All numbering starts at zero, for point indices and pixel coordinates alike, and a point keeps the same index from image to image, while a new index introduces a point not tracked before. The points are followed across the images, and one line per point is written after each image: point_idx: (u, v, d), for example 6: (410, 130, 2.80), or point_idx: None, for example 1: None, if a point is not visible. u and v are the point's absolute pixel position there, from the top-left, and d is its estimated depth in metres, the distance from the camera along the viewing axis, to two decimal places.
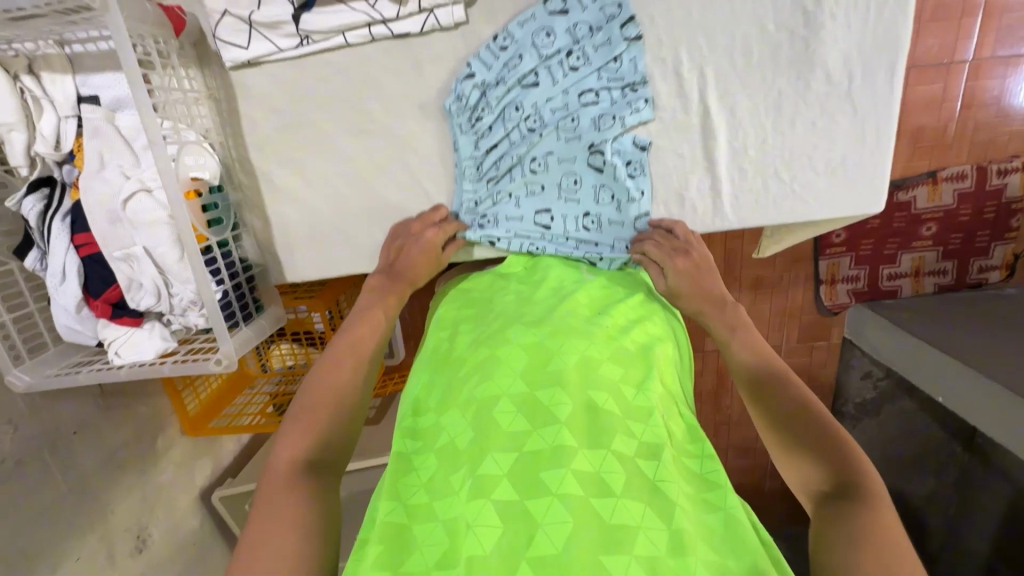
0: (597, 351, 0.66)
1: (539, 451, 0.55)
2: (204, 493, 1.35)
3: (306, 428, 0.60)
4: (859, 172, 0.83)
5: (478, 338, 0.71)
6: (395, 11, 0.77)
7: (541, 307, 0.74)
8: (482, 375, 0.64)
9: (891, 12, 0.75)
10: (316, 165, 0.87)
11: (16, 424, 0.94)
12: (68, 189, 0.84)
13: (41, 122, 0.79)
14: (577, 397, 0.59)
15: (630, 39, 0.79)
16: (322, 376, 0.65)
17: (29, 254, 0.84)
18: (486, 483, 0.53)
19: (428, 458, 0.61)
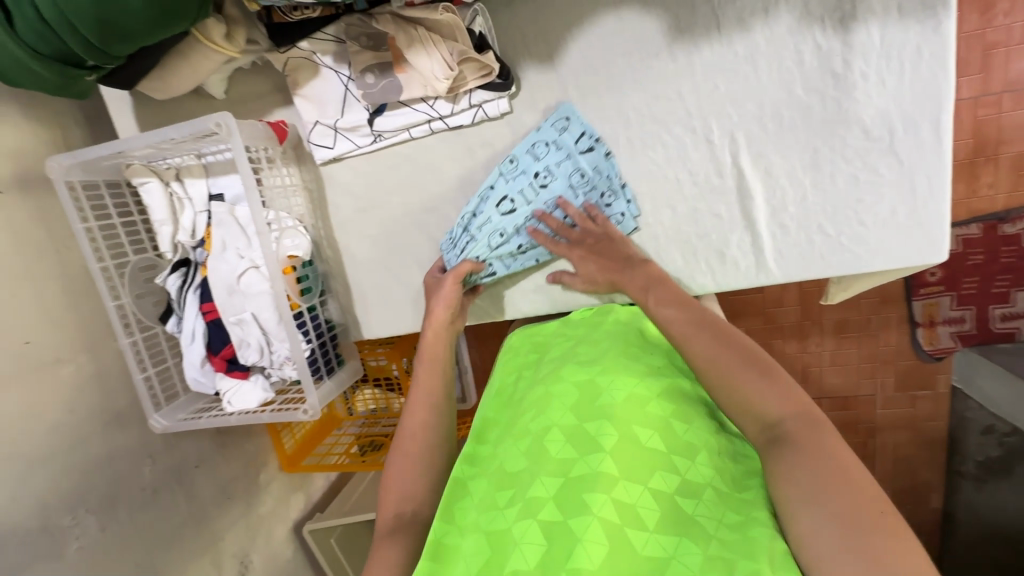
0: (644, 387, 0.70)
1: (580, 477, 0.61)
2: (295, 527, 1.53)
3: (395, 485, 0.71)
4: (913, 224, 0.81)
5: (537, 380, 0.80)
6: (450, 108, 0.90)
7: (594, 348, 0.81)
8: (536, 410, 0.73)
9: (928, 67, 0.75)
10: (389, 240, 1.01)
11: (156, 457, 1.14)
12: (199, 267, 1.03)
13: (182, 217, 1.01)
14: (622, 429, 0.64)
15: (585, 150, 0.88)
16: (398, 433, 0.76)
17: (169, 320, 1.05)
18: (534, 505, 0.60)
19: (483, 483, 0.69)
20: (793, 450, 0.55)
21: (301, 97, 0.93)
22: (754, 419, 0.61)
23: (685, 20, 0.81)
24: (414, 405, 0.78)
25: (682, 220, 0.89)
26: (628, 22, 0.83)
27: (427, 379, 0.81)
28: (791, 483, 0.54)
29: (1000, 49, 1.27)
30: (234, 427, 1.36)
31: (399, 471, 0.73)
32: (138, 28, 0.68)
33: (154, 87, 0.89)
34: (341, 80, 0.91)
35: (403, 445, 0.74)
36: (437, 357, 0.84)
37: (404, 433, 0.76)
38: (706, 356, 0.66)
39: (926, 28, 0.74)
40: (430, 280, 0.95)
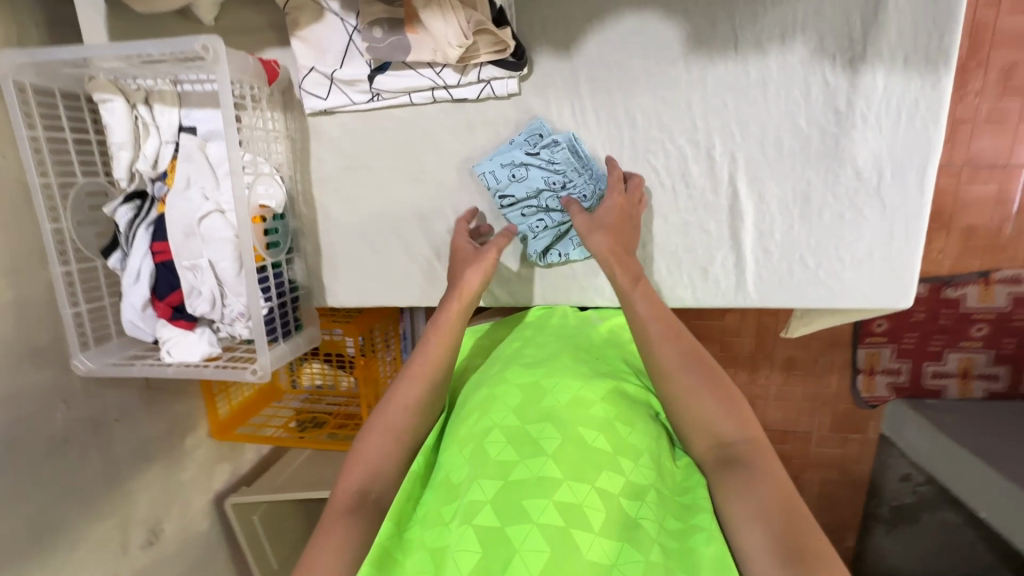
0: (588, 390, 0.72)
1: (520, 481, 0.60)
2: (217, 497, 1.44)
3: (367, 456, 0.67)
4: (887, 266, 0.85)
5: (481, 381, 0.81)
6: (456, 79, 0.86)
7: (542, 350, 0.83)
8: (478, 412, 0.72)
9: (923, 118, 0.79)
10: (369, 205, 0.96)
11: (69, 404, 1.03)
12: (156, 203, 0.95)
13: (146, 144, 0.92)
14: (565, 431, 0.65)
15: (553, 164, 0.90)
16: (386, 403, 0.71)
17: (111, 253, 0.94)
18: (472, 509, 0.58)
19: (424, 492, 0.68)
20: (744, 473, 0.60)
21: (299, 39, 0.87)
22: (707, 438, 0.65)
23: (703, 35, 0.81)
24: (413, 376, 0.74)
25: (672, 231, 0.89)
26: (648, 27, 0.82)
27: (437, 352, 0.76)
28: (743, 502, 0.58)
29: (968, 125, 1.35)
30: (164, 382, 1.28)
31: (375, 441, 0.68)
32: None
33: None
34: (347, 31, 0.86)
35: (389, 414, 0.70)
36: (455, 329, 0.79)
37: (396, 402, 0.71)
38: (677, 365, 0.69)
39: (925, 81, 0.77)
40: (460, 245, 0.88)
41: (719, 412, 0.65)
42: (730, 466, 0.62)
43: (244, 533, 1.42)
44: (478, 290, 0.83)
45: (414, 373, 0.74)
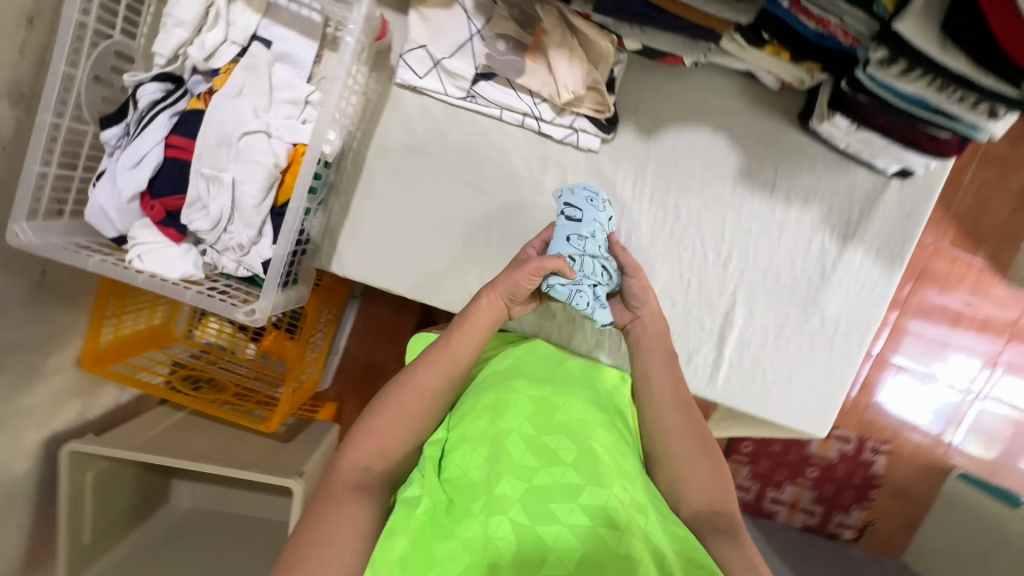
0: (592, 415, 0.80)
1: (546, 485, 0.68)
2: (51, 437, 1.23)
3: (375, 437, 0.75)
4: (823, 395, 1.03)
5: (484, 390, 0.84)
6: (551, 116, 0.93)
7: (546, 369, 0.88)
8: (493, 419, 0.77)
9: (878, 293, 1.01)
10: (417, 189, 0.95)
11: None
12: (189, 96, 0.86)
13: (209, 34, 0.84)
14: (580, 447, 0.73)
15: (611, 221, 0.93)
16: (402, 386, 0.79)
17: (112, 125, 0.81)
18: (503, 502, 0.66)
19: (440, 487, 0.72)
20: (726, 538, 0.71)
21: (419, 13, 0.88)
22: (695, 493, 0.75)
23: (751, 172, 0.98)
24: (434, 365, 0.80)
25: (674, 316, 1.01)
26: (714, 147, 0.97)
27: (457, 348, 0.82)
28: (725, 556, 0.69)
29: None
30: (55, 282, 1.14)
31: (387, 420, 0.76)
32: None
33: None
34: (470, 29, 0.89)
35: (403, 398, 0.77)
36: (481, 327, 0.83)
37: (411, 387, 0.78)
38: (677, 426, 0.81)
39: (886, 265, 1.00)
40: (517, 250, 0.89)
41: (711, 470, 0.77)
42: (715, 529, 0.72)
43: (70, 490, 1.22)
44: (510, 291, 0.83)
45: (431, 363, 0.80)
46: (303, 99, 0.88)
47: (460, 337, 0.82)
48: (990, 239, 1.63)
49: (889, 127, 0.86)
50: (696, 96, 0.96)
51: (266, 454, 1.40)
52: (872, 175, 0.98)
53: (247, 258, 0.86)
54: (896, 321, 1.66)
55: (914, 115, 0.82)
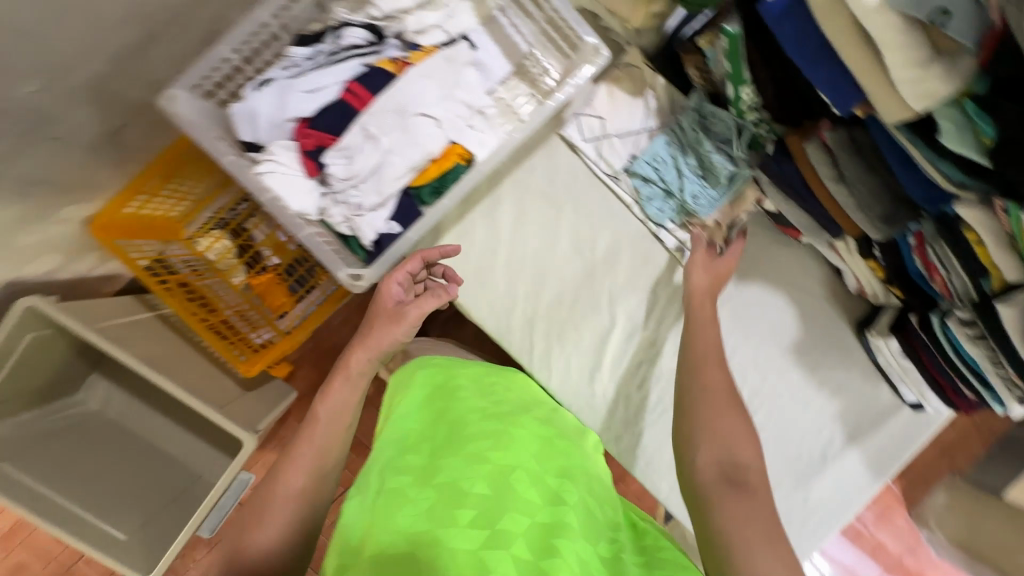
0: (582, 467, 0.68)
1: (550, 523, 0.55)
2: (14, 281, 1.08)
3: (255, 545, 0.60)
4: None
5: (482, 411, 0.72)
6: (670, 226, 1.00)
7: (540, 415, 0.77)
8: (494, 441, 0.65)
9: (857, 498, 1.10)
10: (530, 227, 0.99)
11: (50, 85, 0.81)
12: (382, 54, 0.85)
13: (431, 14, 0.87)
14: (577, 495, 0.61)
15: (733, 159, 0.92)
16: (274, 478, 0.64)
17: (305, 45, 0.84)
18: (503, 535, 0.53)
19: (425, 494, 0.59)
20: (745, 495, 0.58)
21: (609, 90, 0.97)
22: (715, 449, 0.62)
23: (803, 349, 1.08)
24: (300, 451, 0.66)
25: None
26: (782, 316, 1.07)
27: (326, 431, 0.68)
28: (748, 525, 0.55)
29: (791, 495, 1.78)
30: (121, 142, 1.04)
31: (269, 516, 0.62)
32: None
33: None
34: (645, 124, 0.98)
35: (270, 505, 0.63)
36: (347, 402, 0.71)
37: (284, 473, 0.64)
38: (720, 385, 0.67)
39: (872, 472, 1.10)
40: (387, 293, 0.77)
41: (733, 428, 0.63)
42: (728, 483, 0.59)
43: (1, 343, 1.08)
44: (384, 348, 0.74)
45: (296, 447, 0.66)
46: (478, 108, 0.89)
47: (327, 406, 0.70)
48: (908, 472, 1.58)
49: (929, 367, 0.99)
50: (791, 267, 1.07)
51: (228, 398, 1.30)
52: (892, 397, 1.10)
53: (358, 219, 0.84)
54: None
55: (953, 370, 0.95)
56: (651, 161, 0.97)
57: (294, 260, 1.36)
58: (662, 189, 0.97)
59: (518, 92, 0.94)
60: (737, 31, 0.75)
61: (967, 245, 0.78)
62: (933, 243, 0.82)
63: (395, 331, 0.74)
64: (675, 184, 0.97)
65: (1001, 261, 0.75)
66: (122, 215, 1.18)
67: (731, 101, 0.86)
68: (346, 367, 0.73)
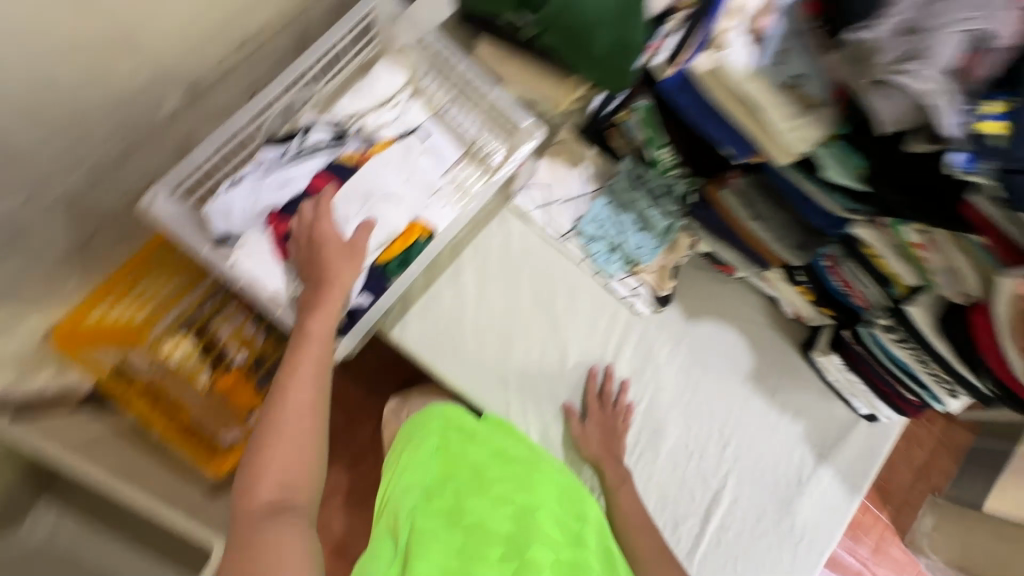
0: (588, 505, 0.87)
1: (571, 562, 0.75)
2: None
3: (276, 463, 0.71)
4: None
5: (498, 458, 0.91)
6: (620, 275, 1.09)
7: (545, 458, 0.95)
8: (520, 486, 0.85)
9: (838, 516, 1.14)
10: (492, 290, 1.06)
11: (31, 201, 0.86)
12: (344, 149, 0.95)
13: (387, 112, 1.00)
14: (590, 536, 0.81)
15: (666, 212, 1.04)
16: (277, 417, 0.73)
17: (273, 147, 0.93)
18: (533, 566, 0.73)
19: (460, 531, 0.78)
20: None
21: (547, 165, 1.09)
22: None
23: (759, 375, 1.16)
24: (304, 380, 0.76)
25: (671, 477, 1.09)
26: (735, 346, 1.16)
27: (320, 359, 0.78)
28: None
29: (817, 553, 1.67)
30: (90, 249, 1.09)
31: (277, 453, 0.71)
32: (639, 44, 0.84)
33: (496, 54, 1.00)
34: (585, 188, 1.09)
35: (287, 429, 0.72)
36: (325, 333, 0.80)
37: (285, 412, 0.73)
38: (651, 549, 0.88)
39: (845, 488, 1.15)
40: (328, 238, 0.84)
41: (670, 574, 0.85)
42: None
43: None
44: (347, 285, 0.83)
45: (291, 388, 0.75)
46: (433, 188, 0.98)
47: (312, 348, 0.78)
48: (895, 498, 1.61)
49: (871, 378, 1.07)
50: (736, 302, 1.17)
51: (196, 503, 1.21)
52: (848, 413, 1.18)
53: None
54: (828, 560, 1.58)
55: (892, 376, 1.05)
56: (594, 219, 1.07)
57: (261, 355, 1.30)
58: (610, 244, 1.07)
59: (467, 173, 1.02)
60: (647, 103, 0.91)
61: (869, 260, 0.91)
62: (845, 262, 0.95)
63: (345, 276, 0.83)
64: (619, 238, 1.07)
65: (901, 272, 0.87)
66: (85, 324, 1.16)
67: (653, 161, 1.00)
68: (321, 313, 0.80)
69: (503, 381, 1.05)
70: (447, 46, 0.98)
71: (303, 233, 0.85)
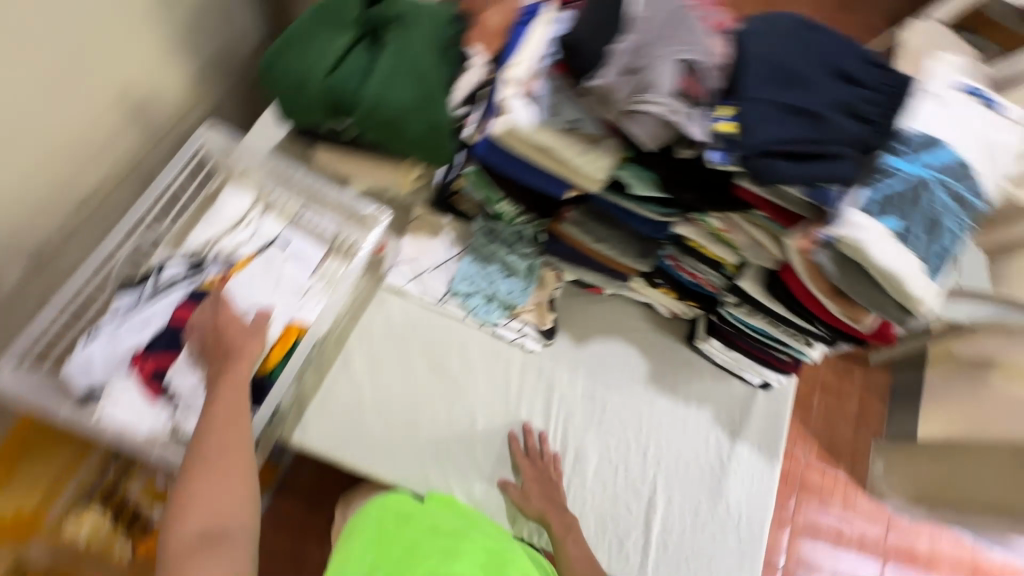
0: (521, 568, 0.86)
1: None
2: None
3: (201, 498, 0.70)
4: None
5: (431, 533, 0.89)
6: (503, 320, 1.16)
7: (480, 528, 0.93)
8: (445, 557, 0.82)
9: (766, 487, 1.20)
10: (386, 368, 1.09)
11: None
12: (203, 277, 0.97)
13: (240, 232, 1.04)
14: None
15: (524, 254, 1.13)
16: (203, 456, 0.73)
17: (128, 292, 0.94)
18: None
19: None
20: None
21: (411, 241, 1.17)
22: None
23: (657, 377, 1.24)
24: (222, 424, 0.76)
25: (604, 497, 1.13)
26: (628, 355, 1.24)
27: (240, 405, 0.78)
28: None
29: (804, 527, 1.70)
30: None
31: (206, 485, 0.71)
32: (446, 123, 0.95)
33: (333, 155, 1.09)
34: (450, 253, 1.17)
35: (214, 466, 0.72)
36: (241, 384, 0.80)
37: (213, 450, 0.74)
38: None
39: (764, 458, 1.22)
40: (228, 323, 0.86)
41: None
42: None
43: None
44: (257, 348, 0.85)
45: (215, 431, 0.75)
46: (304, 289, 1.01)
47: (226, 402, 0.78)
48: (846, 454, 1.77)
49: (749, 349, 1.18)
50: (618, 315, 1.26)
51: None
52: (745, 387, 1.27)
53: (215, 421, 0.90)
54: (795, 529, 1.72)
55: (761, 344, 1.16)
56: (464, 277, 1.14)
57: None
58: (485, 295, 1.15)
59: (334, 268, 1.05)
60: (474, 168, 1.01)
61: (699, 251, 1.03)
62: (683, 258, 1.06)
63: (249, 348, 0.84)
64: (490, 289, 1.14)
65: (723, 253, 0.99)
66: None
67: (498, 214, 1.08)
68: (230, 380, 0.80)
69: (417, 453, 1.06)
70: (285, 162, 1.05)
71: (205, 322, 0.88)
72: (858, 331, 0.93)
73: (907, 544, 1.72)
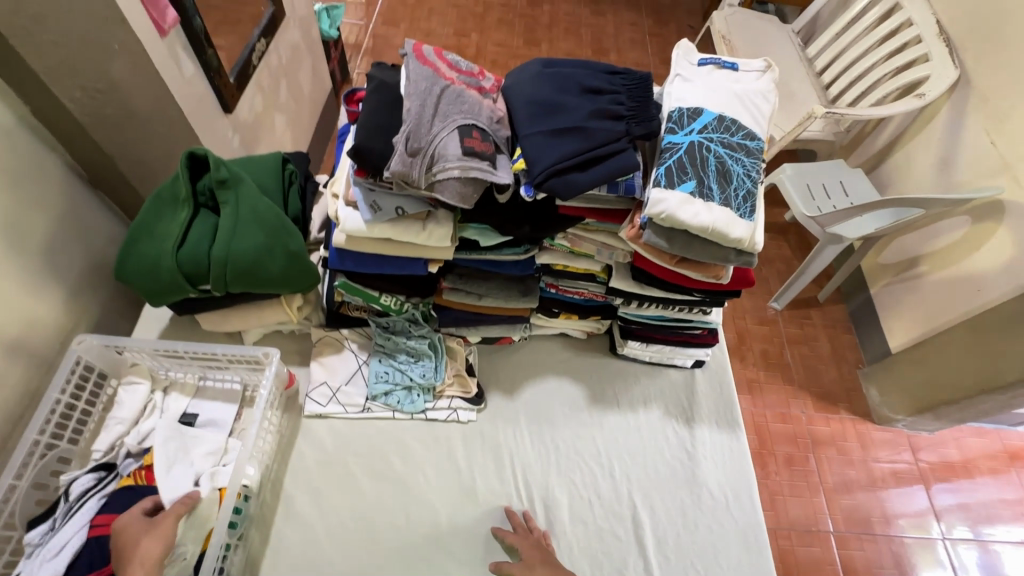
0: None
1: None
2: None
3: None
4: (745, 560, 1.11)
5: None
6: (431, 404, 1.18)
7: None
8: None
9: (740, 459, 1.21)
10: (333, 496, 1.08)
11: None
12: (117, 478, 0.98)
13: (144, 421, 1.05)
14: None
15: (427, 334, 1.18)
16: None
17: (40, 523, 0.92)
18: None
19: None
20: None
21: (318, 363, 1.19)
22: None
23: (596, 397, 1.26)
24: None
25: (589, 534, 1.10)
26: (563, 387, 1.26)
27: None
28: None
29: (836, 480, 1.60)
30: None
31: None
32: (304, 248, 1.05)
33: (217, 316, 1.14)
34: (359, 361, 1.20)
35: None
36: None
37: None
38: None
39: (725, 432, 1.23)
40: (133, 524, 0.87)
41: None
42: None
43: None
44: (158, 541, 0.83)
45: None
46: (220, 450, 1.02)
47: None
48: (840, 397, 1.74)
49: (667, 338, 1.22)
50: (539, 356, 1.30)
51: None
52: (681, 372, 1.31)
53: None
54: (831, 486, 1.60)
55: (670, 330, 1.21)
56: (377, 378, 1.17)
57: None
58: (403, 387, 1.17)
59: (246, 420, 1.10)
60: (343, 278, 1.08)
61: (568, 271, 1.10)
62: (560, 283, 1.13)
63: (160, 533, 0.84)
64: (404, 379, 1.17)
65: (586, 265, 1.07)
66: None
67: (385, 309, 1.14)
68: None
69: (389, 568, 1.03)
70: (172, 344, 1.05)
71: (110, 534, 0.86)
72: (724, 284, 1.01)
73: (938, 457, 1.67)
